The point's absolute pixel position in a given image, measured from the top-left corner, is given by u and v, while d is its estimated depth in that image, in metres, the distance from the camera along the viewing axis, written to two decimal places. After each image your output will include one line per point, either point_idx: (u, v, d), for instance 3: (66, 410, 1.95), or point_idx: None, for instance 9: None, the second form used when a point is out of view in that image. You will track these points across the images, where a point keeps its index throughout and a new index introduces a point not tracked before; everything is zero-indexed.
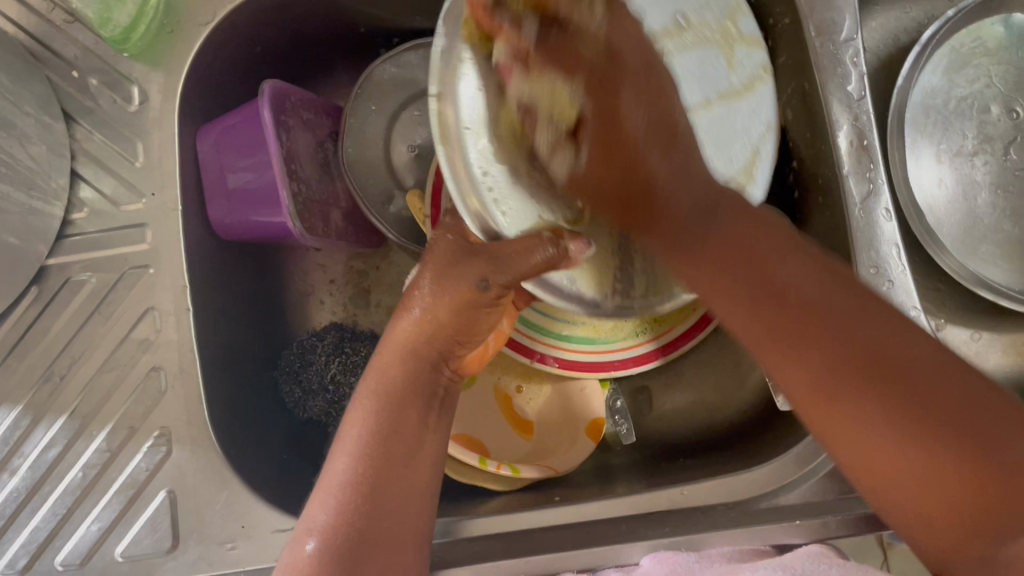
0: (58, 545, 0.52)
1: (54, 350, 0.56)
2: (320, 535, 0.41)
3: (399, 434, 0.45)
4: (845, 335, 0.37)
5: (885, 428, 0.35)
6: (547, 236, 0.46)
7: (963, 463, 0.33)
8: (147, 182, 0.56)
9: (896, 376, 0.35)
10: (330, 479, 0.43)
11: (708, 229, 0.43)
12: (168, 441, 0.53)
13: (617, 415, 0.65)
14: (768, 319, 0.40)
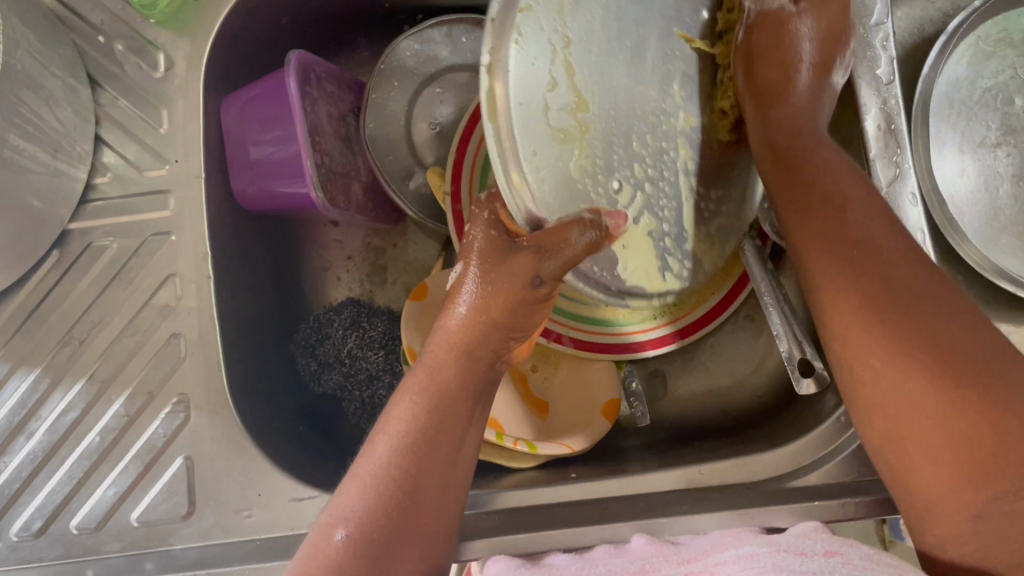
0: (74, 508, 0.52)
1: (73, 315, 0.56)
2: (350, 528, 0.40)
3: (442, 435, 0.44)
4: (921, 318, 0.38)
5: (933, 416, 0.36)
6: (588, 217, 0.43)
7: (965, 430, 0.35)
8: (171, 149, 0.56)
9: (948, 357, 0.37)
10: (367, 470, 0.43)
11: (846, 231, 0.42)
12: (186, 408, 0.53)
13: (633, 398, 0.64)
14: (858, 308, 0.40)
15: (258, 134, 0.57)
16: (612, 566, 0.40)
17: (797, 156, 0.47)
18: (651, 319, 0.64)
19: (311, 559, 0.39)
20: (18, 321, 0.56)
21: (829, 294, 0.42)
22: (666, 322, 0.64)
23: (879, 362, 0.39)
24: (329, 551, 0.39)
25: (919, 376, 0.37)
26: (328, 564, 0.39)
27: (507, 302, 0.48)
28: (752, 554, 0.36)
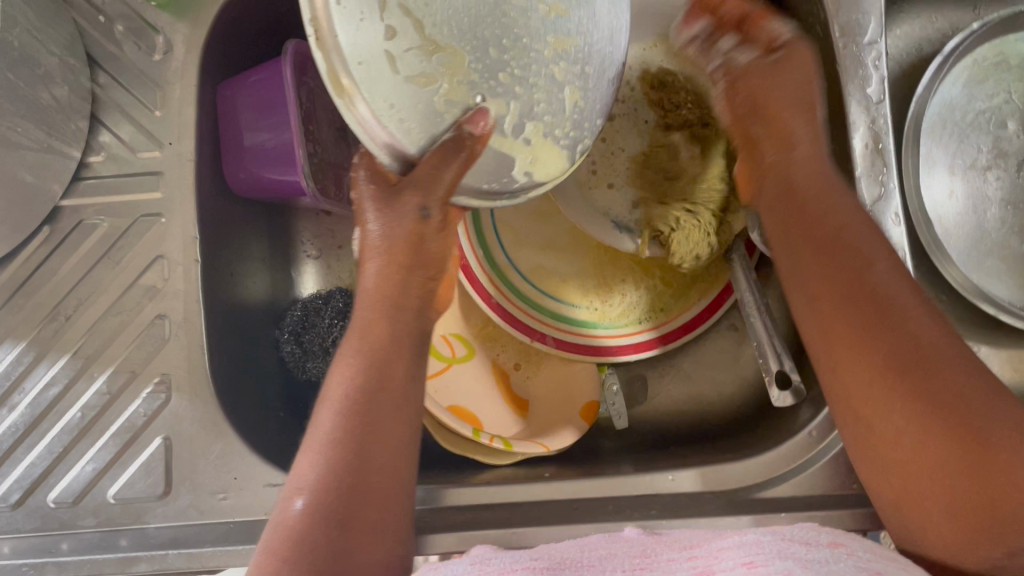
0: (53, 482, 0.53)
1: (61, 291, 0.56)
2: (308, 495, 0.42)
3: (384, 391, 0.46)
4: (908, 338, 0.40)
5: (949, 482, 0.37)
6: (452, 133, 0.37)
7: (946, 444, 0.37)
8: (166, 131, 0.56)
9: (928, 379, 0.39)
10: (316, 437, 0.44)
11: (842, 244, 0.45)
12: (167, 389, 0.54)
13: (610, 398, 0.66)
14: (880, 379, 0.40)
15: (252, 121, 0.57)
16: (614, 549, 0.40)
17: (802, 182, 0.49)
18: (635, 324, 0.65)
19: (275, 530, 0.41)
20: (5, 294, 0.56)
21: (850, 367, 0.42)
22: (651, 327, 0.65)
23: (902, 428, 0.39)
24: (289, 517, 0.41)
25: (940, 440, 0.38)
26: (290, 532, 0.40)
27: (409, 241, 0.49)
28: (757, 541, 0.37)
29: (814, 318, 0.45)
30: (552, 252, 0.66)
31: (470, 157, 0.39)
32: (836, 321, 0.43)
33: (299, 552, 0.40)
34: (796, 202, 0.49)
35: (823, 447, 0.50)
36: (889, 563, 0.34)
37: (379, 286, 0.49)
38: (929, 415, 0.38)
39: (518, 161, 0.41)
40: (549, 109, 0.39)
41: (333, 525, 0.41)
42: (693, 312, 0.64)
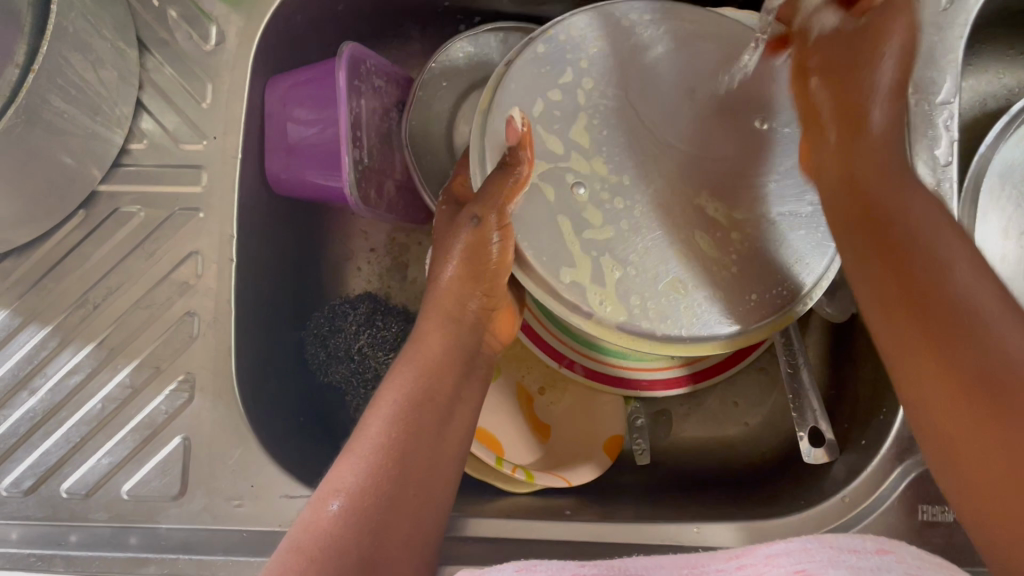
0: (67, 472, 0.52)
1: (91, 278, 0.55)
2: (345, 498, 0.40)
3: (432, 402, 0.46)
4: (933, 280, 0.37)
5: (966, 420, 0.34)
6: (514, 155, 0.46)
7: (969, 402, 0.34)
8: (212, 124, 0.55)
9: (952, 328, 0.36)
10: (362, 444, 0.43)
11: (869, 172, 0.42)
12: (191, 388, 0.53)
13: (636, 433, 0.64)
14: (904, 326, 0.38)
15: (300, 116, 0.57)
16: (661, 560, 0.41)
17: (846, 117, 0.44)
18: (667, 358, 0.64)
19: (306, 530, 0.39)
20: (33, 276, 0.55)
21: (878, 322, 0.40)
22: (680, 364, 0.63)
23: (920, 378, 0.37)
24: (327, 512, 0.39)
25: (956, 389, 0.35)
26: (324, 532, 0.38)
27: (473, 284, 0.50)
28: (802, 549, 0.38)
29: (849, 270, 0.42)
30: None
31: (517, 177, 0.46)
32: (866, 274, 0.41)
33: (330, 545, 0.38)
34: (813, 124, 0.46)
35: (855, 514, 0.49)
36: (933, 568, 0.35)
37: (446, 328, 0.50)
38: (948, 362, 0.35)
39: (571, 268, 0.46)
40: (640, 258, 0.47)
41: (370, 531, 0.40)
42: (723, 354, 0.64)
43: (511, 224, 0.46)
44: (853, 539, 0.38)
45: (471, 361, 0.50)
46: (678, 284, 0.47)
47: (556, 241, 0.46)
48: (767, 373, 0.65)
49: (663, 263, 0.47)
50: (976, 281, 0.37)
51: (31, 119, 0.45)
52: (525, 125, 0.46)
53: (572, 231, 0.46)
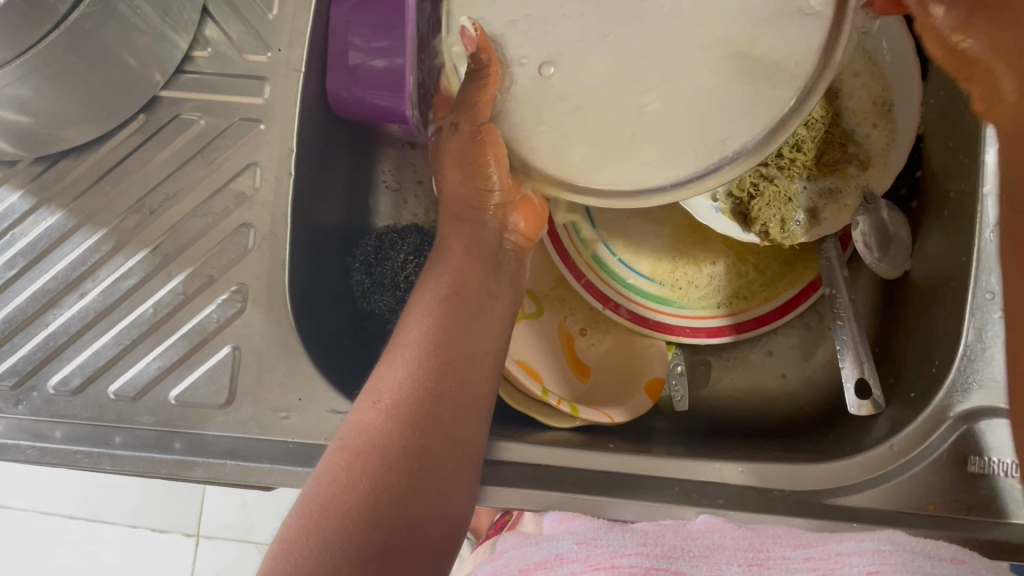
0: (116, 374, 0.52)
1: (148, 183, 0.55)
2: (387, 399, 0.45)
3: (466, 301, 0.50)
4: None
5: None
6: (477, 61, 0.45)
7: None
8: (277, 36, 0.55)
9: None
10: (399, 347, 0.47)
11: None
12: (244, 299, 0.52)
13: (674, 379, 0.64)
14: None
15: (359, 42, 0.55)
16: (722, 539, 0.42)
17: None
18: (712, 307, 0.64)
19: (354, 427, 0.44)
20: (90, 179, 0.55)
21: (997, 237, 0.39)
22: (725, 314, 0.64)
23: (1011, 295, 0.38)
24: (373, 409, 0.44)
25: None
26: (370, 429, 0.43)
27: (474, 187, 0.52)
28: (875, 550, 0.38)
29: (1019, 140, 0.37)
30: (647, 219, 0.66)
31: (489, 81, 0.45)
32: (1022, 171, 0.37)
33: (374, 440, 0.43)
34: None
35: (903, 463, 0.48)
36: None
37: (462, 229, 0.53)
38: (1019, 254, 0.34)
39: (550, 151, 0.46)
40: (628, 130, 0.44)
41: (413, 422, 0.44)
42: (773, 303, 0.63)
43: (491, 122, 0.47)
44: (923, 542, 0.39)
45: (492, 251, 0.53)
46: (675, 139, 0.43)
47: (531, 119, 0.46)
48: (812, 328, 0.64)
49: (642, 129, 0.44)
50: None
51: (106, 9, 0.45)
52: (479, 29, 0.45)
53: (551, 122, 0.45)
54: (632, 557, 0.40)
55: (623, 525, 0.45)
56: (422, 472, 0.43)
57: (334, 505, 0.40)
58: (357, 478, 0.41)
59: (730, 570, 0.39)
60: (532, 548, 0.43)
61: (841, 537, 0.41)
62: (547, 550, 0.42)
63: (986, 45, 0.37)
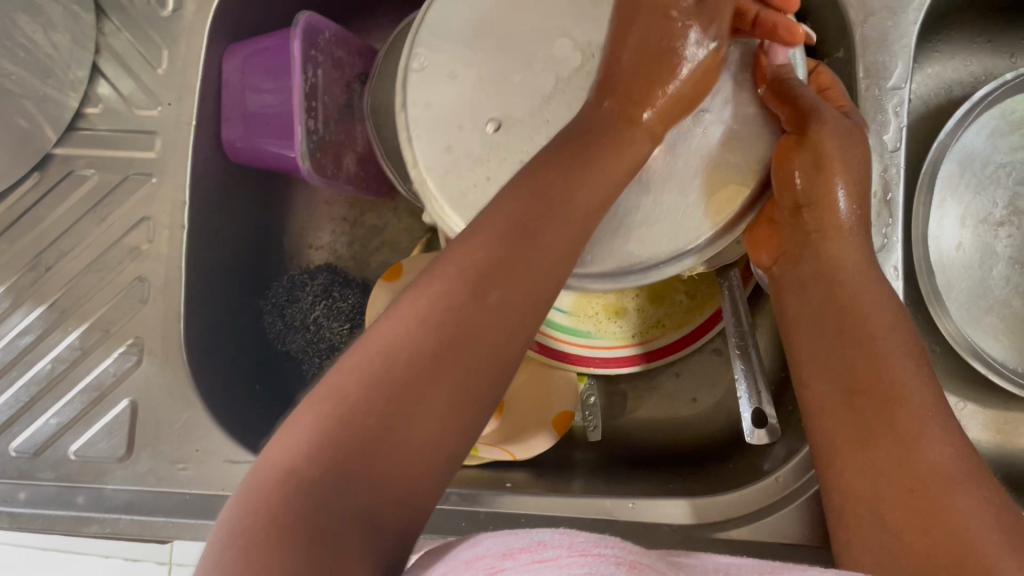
0: (16, 431, 0.53)
1: (45, 240, 0.56)
2: (335, 408, 0.31)
3: (456, 297, 0.35)
4: (866, 359, 0.40)
5: (889, 494, 0.37)
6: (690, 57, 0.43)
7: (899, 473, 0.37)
8: (167, 90, 0.55)
9: (874, 404, 0.39)
10: (370, 348, 0.33)
11: (839, 262, 0.43)
12: (140, 351, 0.53)
13: (587, 410, 0.65)
14: (814, 392, 0.42)
15: (258, 84, 0.56)
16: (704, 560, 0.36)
17: (819, 294, 0.43)
18: (625, 336, 0.64)
19: (284, 449, 0.31)
20: None
21: (817, 396, 0.41)
22: (635, 343, 0.63)
23: (847, 466, 0.39)
24: (316, 416, 0.31)
25: (887, 479, 0.37)
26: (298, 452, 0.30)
27: (606, 139, 0.41)
28: None
29: (794, 320, 0.45)
30: None
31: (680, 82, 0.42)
32: (801, 330, 0.44)
33: (301, 456, 0.30)
34: (813, 301, 0.44)
35: (788, 495, 0.49)
36: None
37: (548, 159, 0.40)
38: (846, 409, 0.40)
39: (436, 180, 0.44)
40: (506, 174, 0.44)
41: (352, 445, 0.31)
42: (682, 331, 0.63)
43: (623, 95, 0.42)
44: None
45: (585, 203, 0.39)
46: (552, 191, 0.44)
47: (458, 186, 0.44)
48: (722, 354, 0.65)
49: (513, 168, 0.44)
50: (904, 368, 0.39)
51: None
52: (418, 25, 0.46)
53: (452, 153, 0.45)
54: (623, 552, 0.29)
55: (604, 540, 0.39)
56: (439, 387, 0.33)
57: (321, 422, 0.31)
58: (360, 375, 0.32)
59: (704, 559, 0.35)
60: (513, 536, 0.30)
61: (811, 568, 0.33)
62: (528, 537, 0.30)
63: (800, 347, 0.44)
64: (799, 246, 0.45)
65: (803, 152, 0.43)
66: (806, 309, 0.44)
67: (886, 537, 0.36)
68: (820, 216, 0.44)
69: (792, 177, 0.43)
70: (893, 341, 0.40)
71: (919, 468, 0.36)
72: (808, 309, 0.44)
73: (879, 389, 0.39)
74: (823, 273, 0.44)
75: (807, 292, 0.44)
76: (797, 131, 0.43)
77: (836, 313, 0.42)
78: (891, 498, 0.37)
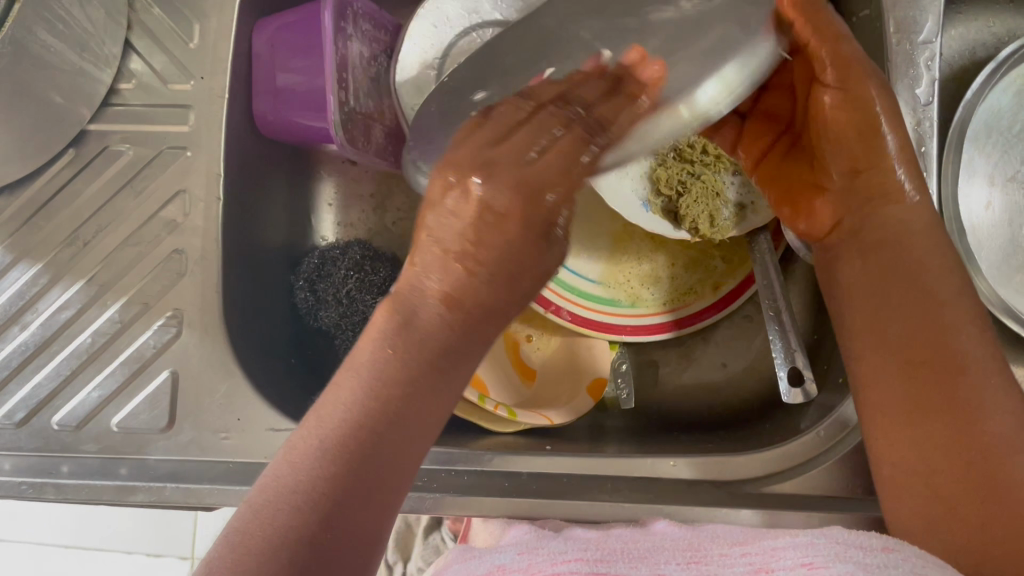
0: (58, 404, 0.53)
1: (82, 215, 0.56)
2: (295, 498, 0.32)
3: (411, 379, 0.36)
4: (935, 328, 0.39)
5: (951, 468, 0.36)
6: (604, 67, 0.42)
7: (961, 450, 0.36)
8: (198, 65, 0.57)
9: (940, 376, 0.37)
10: (322, 425, 0.34)
11: (907, 226, 0.42)
12: (180, 323, 0.53)
13: (619, 378, 0.65)
14: (869, 352, 0.41)
15: (286, 61, 0.57)
16: (659, 542, 0.40)
17: (882, 253, 0.42)
18: (653, 305, 0.64)
19: (248, 526, 0.31)
20: (25, 215, 0.56)
21: (871, 362, 0.40)
22: (663, 311, 0.63)
23: (898, 435, 0.38)
24: (280, 504, 0.32)
25: (945, 455, 0.36)
26: (262, 536, 0.31)
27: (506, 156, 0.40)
28: (810, 541, 0.36)
29: (847, 281, 0.43)
30: (583, 225, 0.66)
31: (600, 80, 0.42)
32: (855, 290, 0.43)
33: (264, 547, 0.31)
34: (875, 262, 0.42)
35: (825, 450, 0.49)
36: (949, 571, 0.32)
37: (466, 241, 0.39)
38: (904, 372, 0.38)
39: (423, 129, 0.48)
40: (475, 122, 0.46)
41: (315, 530, 0.32)
42: (709, 299, 0.63)
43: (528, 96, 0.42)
44: (857, 533, 0.35)
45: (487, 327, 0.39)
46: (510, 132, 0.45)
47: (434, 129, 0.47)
48: (751, 320, 0.65)
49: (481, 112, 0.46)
50: (975, 340, 0.38)
51: (16, 53, 0.46)
52: None
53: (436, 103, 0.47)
54: (571, 564, 0.37)
55: (561, 535, 0.43)
56: (355, 518, 0.33)
57: (244, 547, 0.31)
58: (279, 499, 0.32)
59: (669, 569, 0.36)
60: (474, 561, 0.40)
61: (773, 535, 0.38)
62: (489, 562, 0.39)
63: (849, 306, 0.43)
64: (861, 212, 0.44)
65: (849, 110, 0.44)
66: (867, 270, 0.42)
67: (944, 514, 0.36)
68: (877, 179, 0.44)
69: (846, 134, 0.45)
70: (964, 313, 0.39)
71: (995, 444, 0.35)
72: (864, 267, 0.43)
73: (951, 361, 0.38)
74: (875, 231, 0.43)
75: (866, 258, 0.43)
76: (840, 84, 0.44)
77: (895, 273, 0.41)
78: (951, 475, 0.36)
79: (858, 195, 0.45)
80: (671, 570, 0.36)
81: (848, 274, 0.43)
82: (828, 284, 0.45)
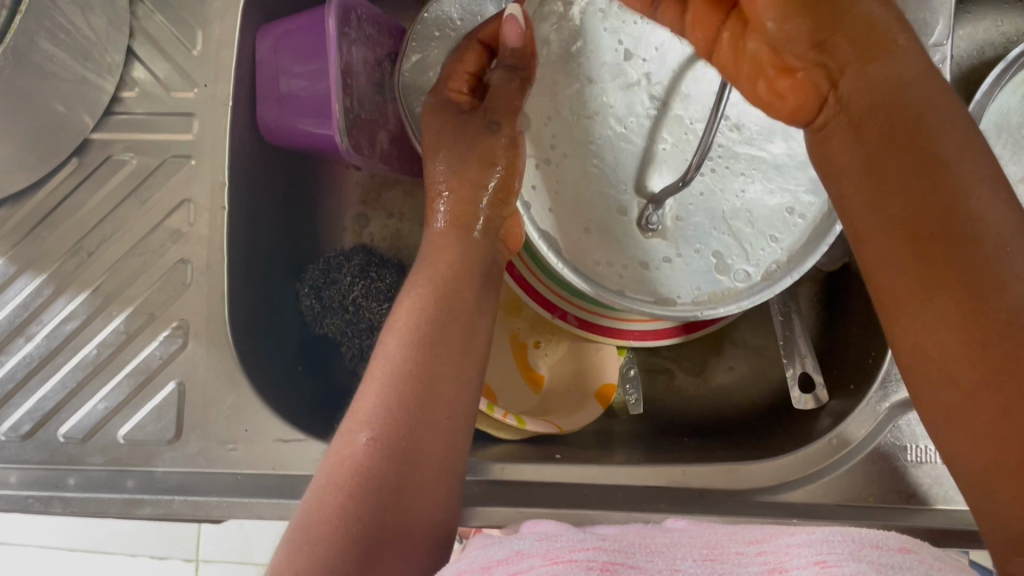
0: (64, 417, 0.53)
1: (86, 225, 0.56)
2: (374, 430, 0.41)
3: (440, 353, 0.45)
4: (934, 196, 0.35)
5: (965, 350, 0.32)
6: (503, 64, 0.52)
7: (972, 327, 0.32)
8: (202, 72, 0.57)
9: (945, 249, 0.34)
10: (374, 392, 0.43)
11: (901, 87, 0.37)
12: (186, 334, 0.53)
13: (628, 383, 0.64)
14: (875, 239, 0.37)
15: (291, 66, 0.56)
16: (676, 538, 0.38)
17: (878, 122, 0.37)
18: None
19: (338, 459, 0.41)
20: (29, 225, 0.56)
21: (877, 246, 0.37)
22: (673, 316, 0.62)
23: (911, 318, 0.35)
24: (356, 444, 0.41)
25: (960, 337, 0.32)
26: (351, 464, 0.40)
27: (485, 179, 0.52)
28: (826, 539, 0.35)
29: (843, 158, 0.39)
30: None
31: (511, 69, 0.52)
32: (853, 169, 0.38)
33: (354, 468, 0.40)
34: (871, 132, 0.38)
35: (839, 456, 0.49)
36: None
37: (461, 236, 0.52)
38: (915, 252, 0.35)
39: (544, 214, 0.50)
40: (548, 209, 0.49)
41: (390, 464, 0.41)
42: None
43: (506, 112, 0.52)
44: (876, 532, 0.35)
45: (485, 263, 0.52)
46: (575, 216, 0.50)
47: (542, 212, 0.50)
48: (760, 323, 0.65)
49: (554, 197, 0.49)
50: (993, 199, 0.34)
51: (20, 63, 0.46)
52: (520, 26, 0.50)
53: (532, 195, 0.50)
54: (590, 552, 0.34)
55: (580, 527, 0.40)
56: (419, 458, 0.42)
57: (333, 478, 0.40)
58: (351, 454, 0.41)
59: (686, 565, 0.35)
60: (494, 546, 0.36)
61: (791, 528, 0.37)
62: (507, 548, 0.36)
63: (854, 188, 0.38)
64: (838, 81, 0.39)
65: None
66: (861, 145, 0.38)
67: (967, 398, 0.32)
68: (856, 47, 0.38)
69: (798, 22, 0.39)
70: (971, 171, 0.34)
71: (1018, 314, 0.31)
72: (864, 138, 0.38)
73: (963, 230, 0.33)
74: (870, 107, 0.38)
75: (859, 131, 0.38)
76: None
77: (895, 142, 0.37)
78: (963, 356, 0.32)
79: (839, 61, 0.39)
80: (688, 567, 0.35)
81: (841, 154, 0.39)
82: (823, 165, 0.41)
